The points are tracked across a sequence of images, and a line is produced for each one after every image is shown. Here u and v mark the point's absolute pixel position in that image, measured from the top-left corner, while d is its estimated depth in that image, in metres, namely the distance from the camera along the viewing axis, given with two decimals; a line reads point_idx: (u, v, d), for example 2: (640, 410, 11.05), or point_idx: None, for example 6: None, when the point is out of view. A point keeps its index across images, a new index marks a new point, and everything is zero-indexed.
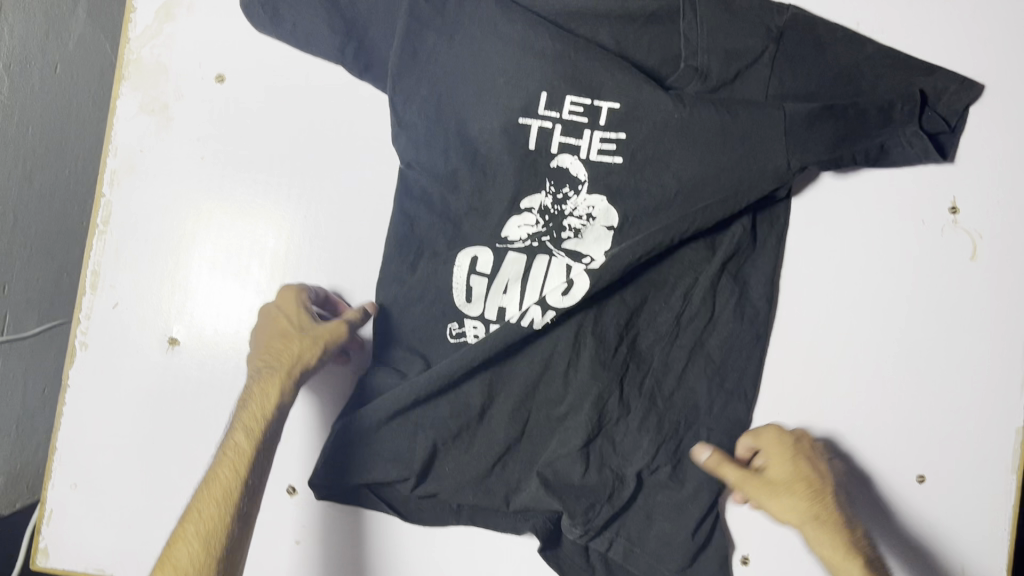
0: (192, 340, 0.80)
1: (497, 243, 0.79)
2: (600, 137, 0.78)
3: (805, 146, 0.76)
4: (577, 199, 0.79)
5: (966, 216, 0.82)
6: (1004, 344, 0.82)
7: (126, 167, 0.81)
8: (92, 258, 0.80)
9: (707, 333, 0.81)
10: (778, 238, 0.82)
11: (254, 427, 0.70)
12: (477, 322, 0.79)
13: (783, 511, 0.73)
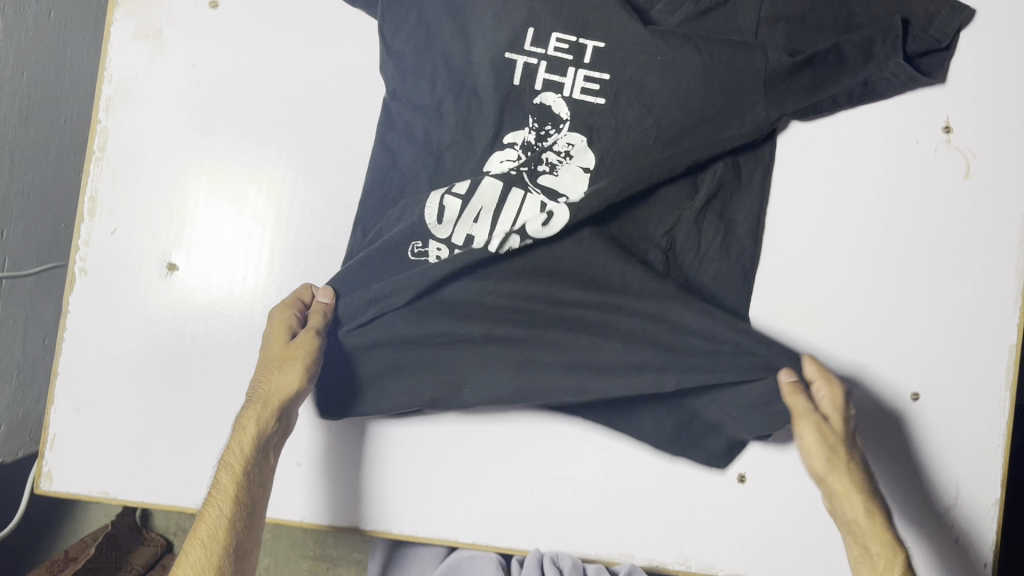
0: (190, 267, 0.81)
1: (477, 171, 0.78)
2: (583, 77, 0.78)
3: (784, 95, 0.78)
4: (558, 137, 0.78)
5: (959, 135, 0.83)
6: (999, 261, 0.82)
7: (121, 93, 0.81)
8: (89, 184, 0.80)
9: (694, 267, 0.80)
10: (764, 172, 0.82)
11: (236, 463, 0.73)
12: (441, 245, 0.77)
13: (833, 475, 0.73)
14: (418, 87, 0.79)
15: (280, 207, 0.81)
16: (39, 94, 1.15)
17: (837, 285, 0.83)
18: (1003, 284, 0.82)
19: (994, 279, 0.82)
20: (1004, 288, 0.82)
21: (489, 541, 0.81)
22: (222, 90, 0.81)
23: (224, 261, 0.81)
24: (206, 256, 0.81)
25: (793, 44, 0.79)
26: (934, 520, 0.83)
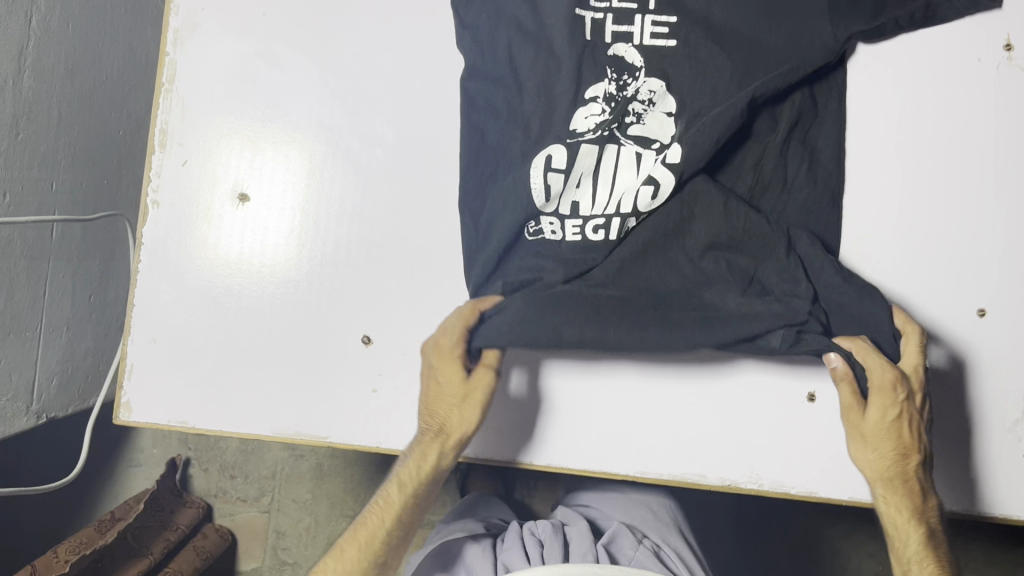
0: (261, 197, 0.82)
1: (568, 138, 0.76)
2: (652, 22, 0.77)
3: (848, 21, 0.78)
4: (637, 84, 0.77)
5: (1021, 53, 0.83)
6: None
7: (187, 27, 0.81)
8: (159, 117, 0.81)
9: (784, 200, 0.82)
10: (839, 102, 0.83)
11: (409, 485, 0.76)
12: (553, 219, 0.77)
13: (864, 460, 0.76)
14: (486, 15, 0.79)
15: (348, 138, 0.82)
16: (83, 49, 1.16)
17: (899, 206, 0.84)
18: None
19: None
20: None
21: (561, 462, 0.83)
22: (286, 21, 0.81)
23: (294, 189, 0.82)
24: (278, 185, 0.82)
25: None
26: (1002, 436, 0.82)
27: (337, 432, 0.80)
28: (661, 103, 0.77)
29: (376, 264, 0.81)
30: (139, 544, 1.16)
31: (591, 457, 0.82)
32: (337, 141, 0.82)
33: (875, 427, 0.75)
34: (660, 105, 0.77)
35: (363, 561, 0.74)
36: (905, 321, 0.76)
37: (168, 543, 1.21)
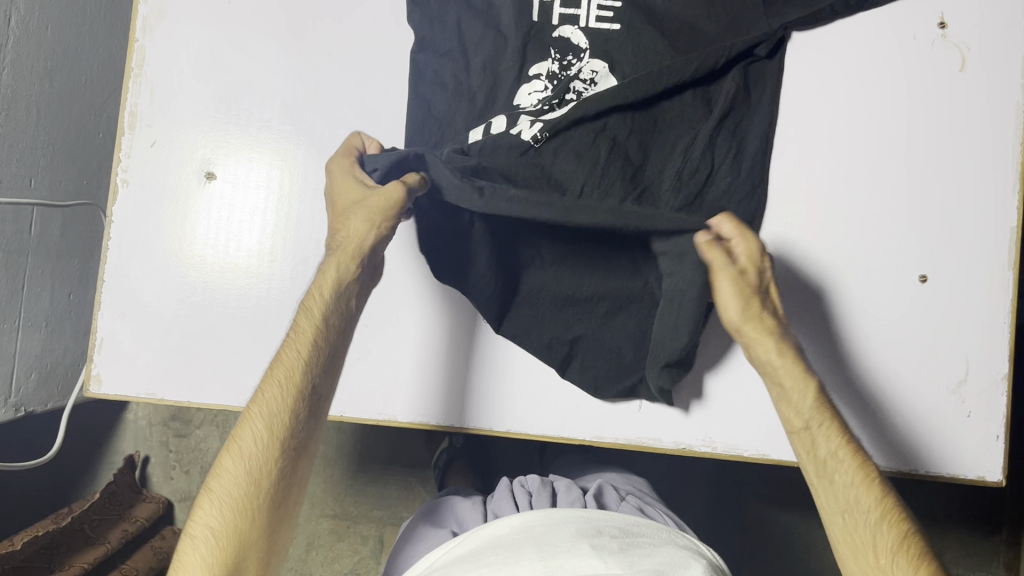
0: (228, 175, 0.85)
1: (510, 110, 0.82)
2: (597, 6, 0.83)
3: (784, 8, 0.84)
4: (580, 64, 0.83)
5: (955, 30, 0.87)
6: (996, 148, 0.86)
7: (156, 14, 0.85)
8: (129, 99, 0.85)
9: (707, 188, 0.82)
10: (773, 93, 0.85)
11: (315, 305, 0.75)
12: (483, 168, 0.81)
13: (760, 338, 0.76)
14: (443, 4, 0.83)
15: (311, 118, 0.85)
16: (63, 51, 1.19)
17: (841, 178, 0.87)
18: (1002, 168, 0.86)
19: (992, 165, 0.86)
20: (1004, 173, 0.86)
21: (521, 427, 0.86)
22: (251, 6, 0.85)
23: (259, 166, 0.85)
24: (241, 161, 0.85)
25: None
26: (945, 395, 0.86)
27: None
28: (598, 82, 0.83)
29: None
30: (96, 533, 1.13)
31: (549, 422, 0.85)
32: (302, 121, 0.85)
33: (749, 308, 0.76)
34: (599, 82, 0.83)
35: (287, 390, 0.71)
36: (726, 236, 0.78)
37: (126, 534, 1.18)
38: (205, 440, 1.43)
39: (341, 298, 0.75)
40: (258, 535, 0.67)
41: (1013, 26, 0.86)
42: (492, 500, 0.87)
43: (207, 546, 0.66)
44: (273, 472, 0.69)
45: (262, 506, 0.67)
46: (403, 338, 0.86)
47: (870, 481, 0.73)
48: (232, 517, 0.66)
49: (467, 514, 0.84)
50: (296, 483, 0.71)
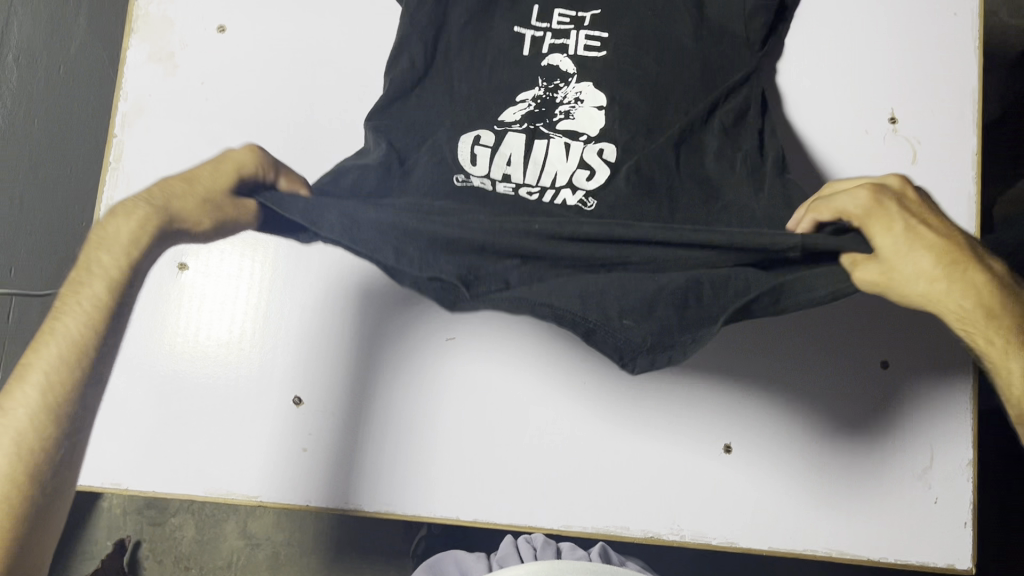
0: (201, 266, 0.87)
1: (497, 127, 0.78)
2: (585, 37, 0.82)
3: (737, 53, 0.82)
4: (567, 88, 0.80)
5: (905, 125, 0.92)
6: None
7: (135, 110, 0.88)
8: (104, 193, 0.86)
9: (726, 196, 0.74)
10: (735, 117, 0.79)
11: (93, 314, 0.63)
12: (485, 180, 0.75)
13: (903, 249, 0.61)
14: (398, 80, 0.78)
15: None
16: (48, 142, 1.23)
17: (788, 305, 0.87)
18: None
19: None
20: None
21: (488, 516, 0.84)
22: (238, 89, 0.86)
23: (231, 255, 0.87)
24: (215, 253, 0.88)
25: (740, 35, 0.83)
26: (913, 480, 0.85)
27: (267, 491, 0.84)
28: (584, 202, 0.75)
29: (314, 327, 0.86)
30: None
31: (518, 511, 0.84)
32: None
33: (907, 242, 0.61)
34: (589, 168, 0.76)
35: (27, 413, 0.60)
36: (869, 200, 0.63)
37: None
38: (179, 528, 1.41)
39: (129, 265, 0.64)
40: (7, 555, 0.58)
41: (959, 121, 0.92)
42: (497, 556, 0.87)
43: (74, 322, 0.62)
44: (67, 408, 0.62)
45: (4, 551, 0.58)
46: (370, 427, 0.85)
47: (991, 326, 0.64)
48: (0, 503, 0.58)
49: (471, 565, 0.85)
50: (64, 478, 0.63)
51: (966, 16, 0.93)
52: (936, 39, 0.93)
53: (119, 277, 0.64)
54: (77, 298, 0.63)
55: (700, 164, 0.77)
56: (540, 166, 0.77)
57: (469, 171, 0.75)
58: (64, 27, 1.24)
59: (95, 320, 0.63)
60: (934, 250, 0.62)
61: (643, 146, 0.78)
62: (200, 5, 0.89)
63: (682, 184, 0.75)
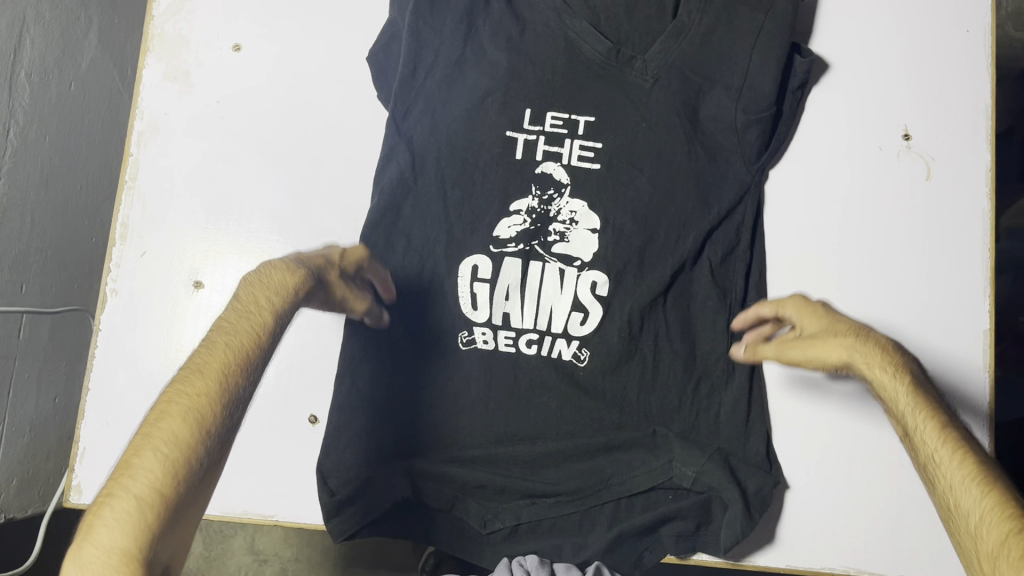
0: (216, 284, 0.86)
1: (492, 247, 0.87)
2: (579, 146, 0.89)
3: (729, 168, 0.89)
4: (561, 202, 0.88)
5: (918, 141, 0.92)
6: (964, 247, 0.90)
7: (151, 129, 0.88)
8: (121, 213, 0.87)
9: (698, 328, 0.88)
10: (720, 255, 0.88)
11: (246, 331, 0.61)
12: (486, 329, 0.86)
13: (823, 352, 0.77)
14: (416, 168, 0.87)
15: (300, 229, 0.87)
16: (58, 159, 1.22)
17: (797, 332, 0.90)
18: (973, 263, 0.90)
19: (960, 261, 0.90)
20: (976, 268, 0.89)
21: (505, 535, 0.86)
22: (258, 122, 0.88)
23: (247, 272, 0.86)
24: (230, 270, 0.86)
25: (734, 149, 0.89)
26: None
27: (282, 510, 0.86)
28: (577, 354, 0.87)
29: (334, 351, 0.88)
30: None
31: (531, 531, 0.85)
32: (289, 230, 0.87)
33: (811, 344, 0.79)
34: (583, 310, 0.87)
35: (186, 425, 0.55)
36: (807, 314, 0.80)
37: None
38: None
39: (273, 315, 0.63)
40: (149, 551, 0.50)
41: (974, 137, 0.92)
42: None
43: (226, 351, 0.59)
44: (235, 388, 0.58)
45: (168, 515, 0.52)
46: None
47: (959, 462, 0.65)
48: (161, 479, 0.52)
49: None
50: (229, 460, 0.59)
51: (979, 32, 0.94)
52: (951, 54, 0.94)
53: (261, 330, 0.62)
54: (245, 323, 0.62)
55: (686, 305, 0.88)
56: (537, 303, 0.87)
57: (474, 319, 0.86)
58: (76, 44, 1.24)
59: (250, 340, 0.61)
60: (846, 340, 0.76)
61: (629, 291, 0.88)
62: (216, 24, 0.90)
63: (668, 346, 0.87)
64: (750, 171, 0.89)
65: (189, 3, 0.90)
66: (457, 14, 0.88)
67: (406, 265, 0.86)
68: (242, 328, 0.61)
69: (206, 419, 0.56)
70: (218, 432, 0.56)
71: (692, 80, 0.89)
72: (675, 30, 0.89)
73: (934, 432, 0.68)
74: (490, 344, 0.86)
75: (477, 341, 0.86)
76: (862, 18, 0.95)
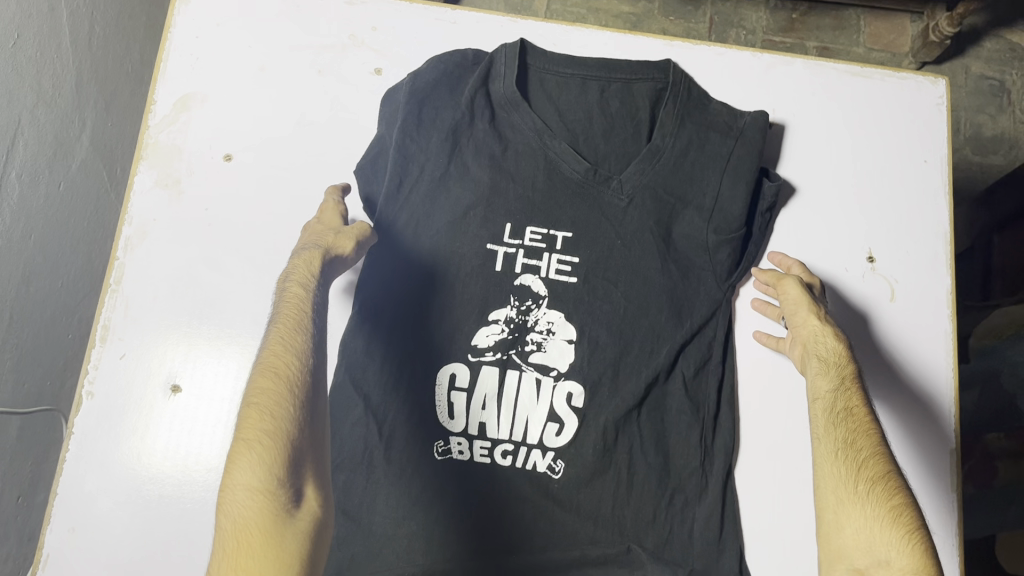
0: (193, 388, 0.87)
1: (470, 356, 0.89)
2: (557, 260, 0.91)
3: (703, 284, 0.92)
4: (538, 312, 0.90)
5: (883, 264, 0.96)
6: (930, 372, 0.94)
7: (139, 234, 0.90)
8: (103, 314, 0.87)
9: (673, 441, 0.89)
10: (694, 369, 0.91)
11: (294, 314, 0.78)
12: (461, 438, 0.87)
13: (808, 318, 0.89)
14: (397, 279, 0.90)
15: None
16: (41, 256, 1.24)
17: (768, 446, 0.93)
18: (936, 393, 0.93)
19: (925, 388, 0.93)
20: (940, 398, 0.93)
21: None
22: (246, 226, 0.91)
23: (226, 377, 0.87)
24: (209, 375, 0.87)
25: (708, 266, 0.93)
26: None
27: None
28: (552, 466, 0.87)
29: None
30: None
31: None
32: None
33: (805, 323, 0.89)
34: (558, 421, 0.88)
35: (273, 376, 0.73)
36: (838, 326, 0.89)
37: None
38: None
39: (307, 302, 0.80)
40: (274, 458, 0.68)
41: (934, 261, 0.96)
42: None
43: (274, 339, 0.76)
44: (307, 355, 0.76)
45: (277, 444, 0.69)
46: None
47: (869, 436, 0.78)
48: (271, 420, 0.70)
49: None
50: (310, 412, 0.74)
51: (936, 162, 0.99)
52: (911, 183, 0.99)
53: (296, 344, 0.76)
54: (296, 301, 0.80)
55: (660, 418, 0.90)
56: (513, 412, 0.88)
57: (448, 427, 0.87)
58: (68, 146, 1.27)
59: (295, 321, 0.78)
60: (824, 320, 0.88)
61: (604, 402, 0.89)
62: (209, 136, 0.93)
63: (643, 459, 0.88)
64: (722, 286, 0.92)
65: (184, 113, 0.93)
66: (442, 131, 0.92)
67: (380, 370, 0.88)
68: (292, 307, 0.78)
69: (282, 390, 0.72)
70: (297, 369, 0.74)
71: (667, 200, 0.93)
72: (650, 153, 0.93)
73: (869, 418, 0.80)
74: (465, 454, 0.87)
75: (452, 451, 0.87)
76: (827, 146, 1.00)
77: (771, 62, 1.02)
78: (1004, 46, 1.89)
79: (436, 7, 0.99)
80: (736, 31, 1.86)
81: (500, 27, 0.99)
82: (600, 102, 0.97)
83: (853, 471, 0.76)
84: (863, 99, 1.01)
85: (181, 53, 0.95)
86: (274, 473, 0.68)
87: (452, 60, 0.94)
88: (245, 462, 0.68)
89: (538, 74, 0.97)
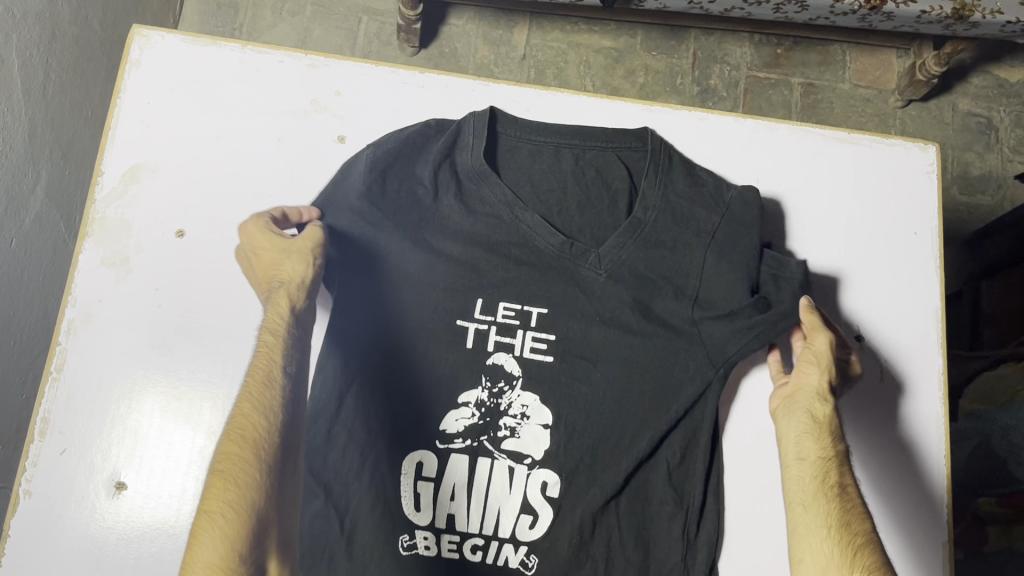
0: (140, 486, 0.82)
1: (438, 442, 0.83)
2: (531, 338, 0.86)
3: (686, 363, 0.86)
4: (512, 394, 0.85)
5: (872, 339, 0.92)
6: (926, 450, 0.89)
7: (83, 317, 0.84)
8: (42, 405, 0.81)
9: (651, 532, 0.85)
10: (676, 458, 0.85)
11: (269, 375, 0.79)
12: (428, 532, 0.82)
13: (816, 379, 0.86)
14: (356, 362, 0.84)
15: None
16: None
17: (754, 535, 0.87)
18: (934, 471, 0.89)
19: (924, 466, 0.89)
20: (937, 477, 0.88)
21: None
22: (198, 307, 0.85)
23: (176, 473, 0.82)
24: (158, 470, 0.82)
25: (693, 344, 0.86)
26: None
27: None
28: (525, 561, 0.83)
29: None
30: None
31: None
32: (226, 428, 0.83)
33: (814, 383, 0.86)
34: (532, 513, 0.83)
35: (242, 443, 0.74)
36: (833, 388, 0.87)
37: None
38: None
39: (277, 362, 0.79)
40: (239, 526, 0.70)
41: (925, 337, 0.92)
42: None
43: (249, 404, 0.77)
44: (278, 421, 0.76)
45: (243, 511, 0.71)
46: None
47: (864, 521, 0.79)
48: (240, 488, 0.72)
49: None
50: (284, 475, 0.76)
51: (927, 233, 0.96)
52: (901, 257, 0.95)
53: (262, 402, 0.77)
54: (265, 362, 0.79)
55: (641, 509, 0.85)
56: (484, 503, 0.83)
57: (413, 520, 0.82)
58: (22, 199, 1.20)
59: (269, 384, 0.78)
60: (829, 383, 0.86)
61: (580, 491, 0.84)
62: (159, 209, 0.87)
63: (622, 553, 0.84)
64: (712, 363, 0.85)
65: (133, 185, 0.88)
66: (408, 201, 0.87)
67: (341, 459, 0.82)
68: (262, 369, 0.79)
69: (253, 457, 0.74)
70: (266, 438, 0.75)
71: (648, 276, 0.88)
72: (630, 225, 0.89)
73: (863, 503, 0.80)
74: (433, 549, 0.82)
75: (419, 546, 0.82)
76: (817, 216, 0.95)
77: (756, 126, 0.97)
78: (991, 82, 1.85)
79: (404, 70, 0.94)
80: (720, 66, 1.82)
81: (472, 91, 0.94)
82: (575, 171, 0.93)
83: (848, 557, 0.77)
84: (851, 166, 0.97)
85: (131, 120, 0.90)
86: (238, 544, 0.69)
87: (415, 131, 0.90)
88: (208, 536, 0.69)
89: (510, 142, 0.92)
